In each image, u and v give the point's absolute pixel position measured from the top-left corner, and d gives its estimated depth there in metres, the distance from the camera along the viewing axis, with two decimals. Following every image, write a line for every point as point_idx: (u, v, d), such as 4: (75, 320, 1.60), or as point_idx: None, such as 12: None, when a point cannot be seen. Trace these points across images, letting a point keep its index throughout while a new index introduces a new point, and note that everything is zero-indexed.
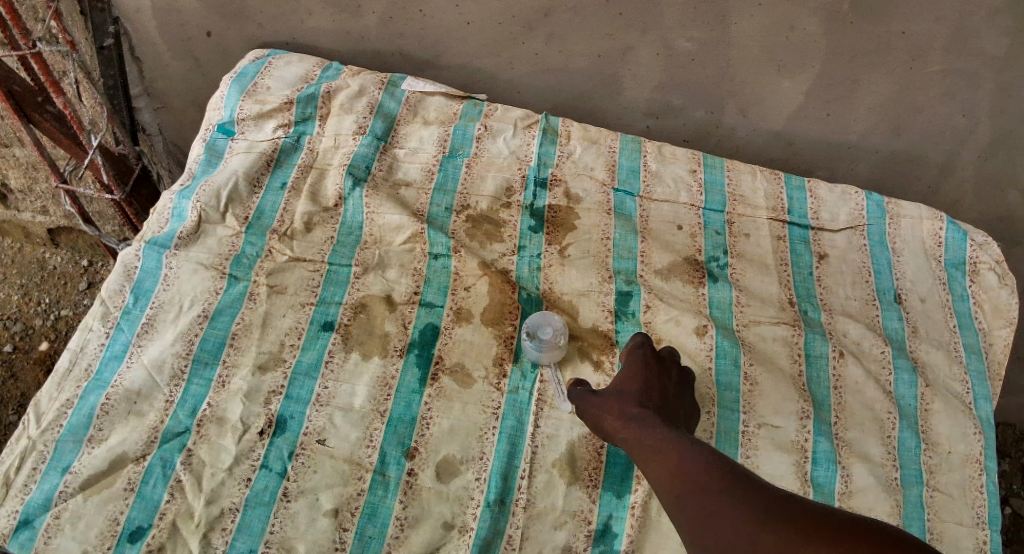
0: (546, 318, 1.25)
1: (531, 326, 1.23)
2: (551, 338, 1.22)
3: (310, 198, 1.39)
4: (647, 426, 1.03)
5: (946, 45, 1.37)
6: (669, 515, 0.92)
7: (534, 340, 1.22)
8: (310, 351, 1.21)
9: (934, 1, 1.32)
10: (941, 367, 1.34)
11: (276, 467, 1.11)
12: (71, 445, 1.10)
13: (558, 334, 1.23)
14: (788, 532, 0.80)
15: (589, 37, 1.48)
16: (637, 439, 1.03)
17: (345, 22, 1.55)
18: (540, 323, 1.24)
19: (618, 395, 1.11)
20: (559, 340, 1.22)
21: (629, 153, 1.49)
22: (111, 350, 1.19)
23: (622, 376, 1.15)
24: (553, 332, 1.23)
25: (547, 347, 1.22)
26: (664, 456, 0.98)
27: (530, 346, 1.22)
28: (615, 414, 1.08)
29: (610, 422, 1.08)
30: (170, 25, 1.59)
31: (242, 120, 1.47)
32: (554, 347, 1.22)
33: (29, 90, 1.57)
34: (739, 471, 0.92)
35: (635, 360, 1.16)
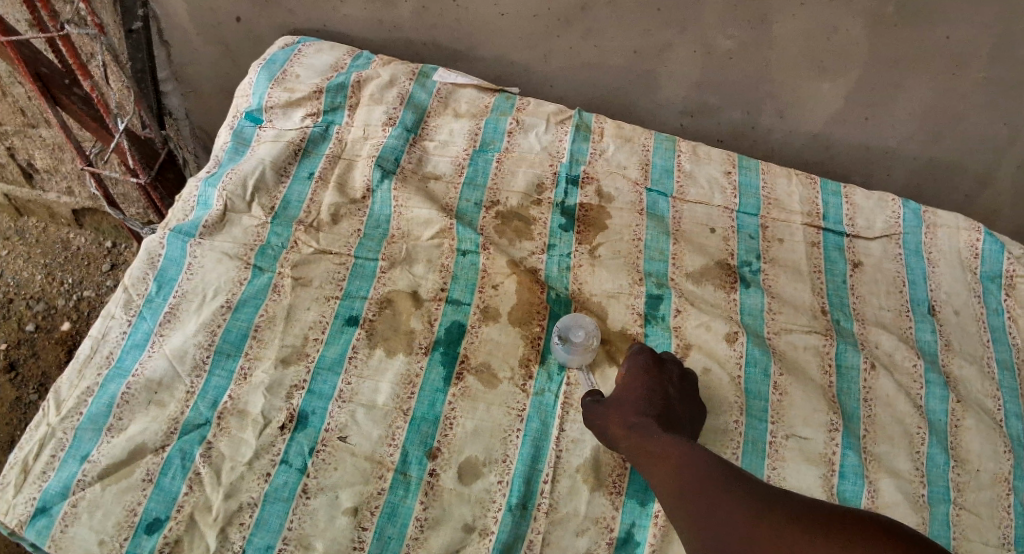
0: (578, 321, 1.23)
1: (563, 329, 1.22)
2: (583, 340, 1.21)
3: (337, 188, 1.37)
4: (649, 432, 1.04)
5: (991, 52, 1.32)
6: (670, 514, 0.94)
7: (565, 343, 1.20)
8: (334, 345, 1.20)
9: (983, 5, 1.26)
10: (974, 382, 1.29)
11: (296, 462, 1.10)
12: (90, 434, 1.09)
13: (590, 338, 1.21)
14: (786, 529, 0.84)
15: (627, 32, 1.44)
16: (640, 443, 1.03)
17: (377, 11, 1.53)
18: (571, 326, 1.22)
19: (619, 402, 1.10)
20: (590, 344, 1.21)
21: (663, 152, 1.46)
22: (133, 338, 1.18)
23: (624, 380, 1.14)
24: (586, 335, 1.21)
25: (578, 350, 1.20)
26: (668, 461, 0.99)
27: (560, 348, 1.20)
28: (619, 422, 1.08)
29: (614, 431, 1.07)
30: (201, 10, 1.58)
31: (270, 107, 1.45)
32: (586, 350, 1.20)
33: (57, 72, 1.56)
34: (738, 470, 0.96)
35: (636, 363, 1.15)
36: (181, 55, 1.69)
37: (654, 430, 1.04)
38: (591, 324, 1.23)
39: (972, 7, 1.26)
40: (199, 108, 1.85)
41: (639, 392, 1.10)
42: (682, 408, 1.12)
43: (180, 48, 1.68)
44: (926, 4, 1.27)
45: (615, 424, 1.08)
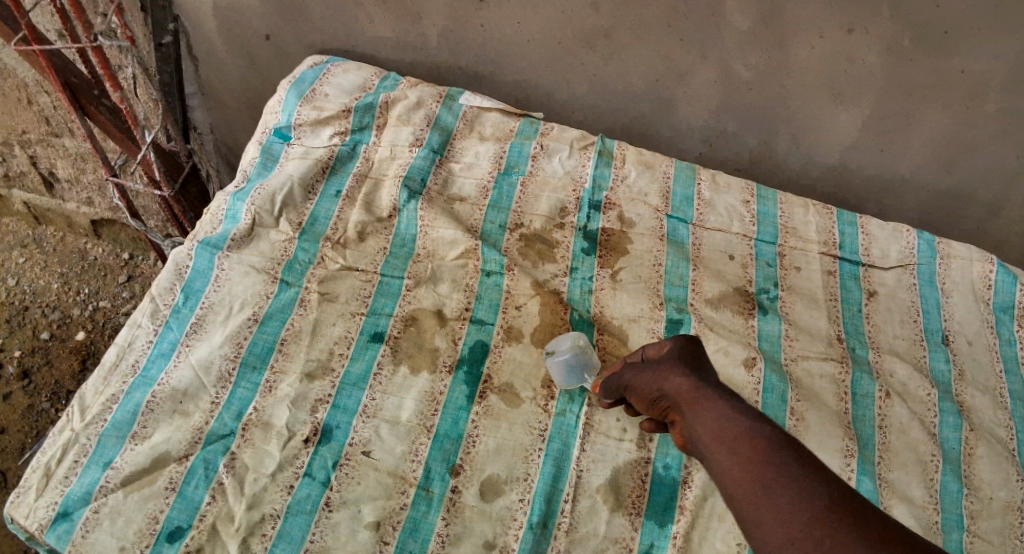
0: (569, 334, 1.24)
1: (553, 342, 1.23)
2: (567, 355, 1.20)
3: (364, 207, 1.40)
4: (712, 403, 0.88)
5: (1005, 82, 1.35)
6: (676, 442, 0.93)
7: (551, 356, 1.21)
8: (359, 361, 1.22)
9: (999, 39, 1.29)
10: (986, 413, 1.30)
11: (320, 476, 1.12)
12: (114, 441, 1.11)
13: (577, 352, 1.20)
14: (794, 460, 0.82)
15: (651, 58, 1.47)
16: (675, 383, 0.95)
17: (406, 33, 1.56)
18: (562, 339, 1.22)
19: (679, 373, 0.96)
20: (577, 358, 1.20)
21: (684, 180, 1.49)
22: (159, 348, 1.20)
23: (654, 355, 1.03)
24: (575, 350, 1.20)
25: (566, 366, 1.20)
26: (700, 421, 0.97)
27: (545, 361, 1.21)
28: (651, 362, 1.02)
29: (642, 381, 1.00)
30: (232, 25, 1.62)
31: (299, 125, 1.48)
32: (573, 365, 1.20)
33: (86, 82, 1.60)
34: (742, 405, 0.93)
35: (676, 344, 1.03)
36: (209, 69, 1.73)
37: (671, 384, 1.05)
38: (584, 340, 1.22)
39: (987, 39, 1.29)
40: (223, 123, 1.88)
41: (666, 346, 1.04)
42: None
43: (208, 63, 1.72)
44: (942, 35, 1.31)
45: (644, 367, 1.02)
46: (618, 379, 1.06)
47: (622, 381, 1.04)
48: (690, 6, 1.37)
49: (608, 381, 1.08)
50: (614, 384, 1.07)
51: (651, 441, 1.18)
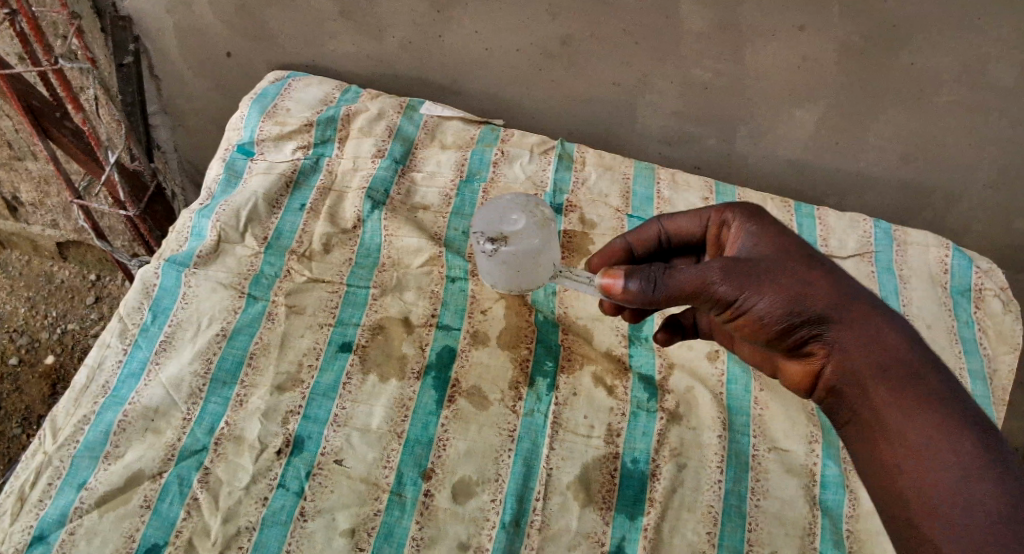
0: (510, 199, 1.03)
1: (482, 217, 1.00)
2: (524, 224, 0.98)
3: (329, 219, 1.41)
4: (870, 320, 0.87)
5: (956, 78, 1.40)
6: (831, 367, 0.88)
7: (498, 230, 0.98)
8: (328, 372, 1.23)
9: (946, 41, 1.35)
10: None
11: (293, 486, 1.13)
12: (87, 461, 1.11)
13: (541, 214, 1.02)
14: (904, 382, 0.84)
15: (609, 64, 1.50)
16: (808, 285, 0.87)
17: (367, 46, 1.58)
18: (495, 206, 1.02)
19: (798, 266, 0.89)
20: (544, 223, 1.01)
21: (643, 181, 1.52)
22: (128, 368, 1.20)
23: (682, 228, 1.07)
24: (535, 211, 1.02)
25: (535, 235, 0.98)
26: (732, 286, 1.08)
27: (486, 244, 0.97)
28: (756, 264, 0.88)
29: (753, 288, 0.87)
30: (193, 44, 1.62)
31: (262, 140, 1.49)
32: (545, 233, 1.00)
33: (48, 105, 1.56)
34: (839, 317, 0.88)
35: (743, 219, 0.96)
36: (171, 88, 1.73)
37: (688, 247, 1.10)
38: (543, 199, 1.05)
39: (933, 39, 1.35)
40: (187, 142, 1.88)
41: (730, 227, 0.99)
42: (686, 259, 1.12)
43: (170, 82, 1.72)
44: (892, 36, 1.35)
45: (748, 270, 0.88)
46: (675, 283, 0.87)
47: (686, 282, 0.87)
48: (646, 12, 1.39)
49: (649, 283, 0.88)
50: (667, 290, 0.87)
51: (619, 437, 1.21)
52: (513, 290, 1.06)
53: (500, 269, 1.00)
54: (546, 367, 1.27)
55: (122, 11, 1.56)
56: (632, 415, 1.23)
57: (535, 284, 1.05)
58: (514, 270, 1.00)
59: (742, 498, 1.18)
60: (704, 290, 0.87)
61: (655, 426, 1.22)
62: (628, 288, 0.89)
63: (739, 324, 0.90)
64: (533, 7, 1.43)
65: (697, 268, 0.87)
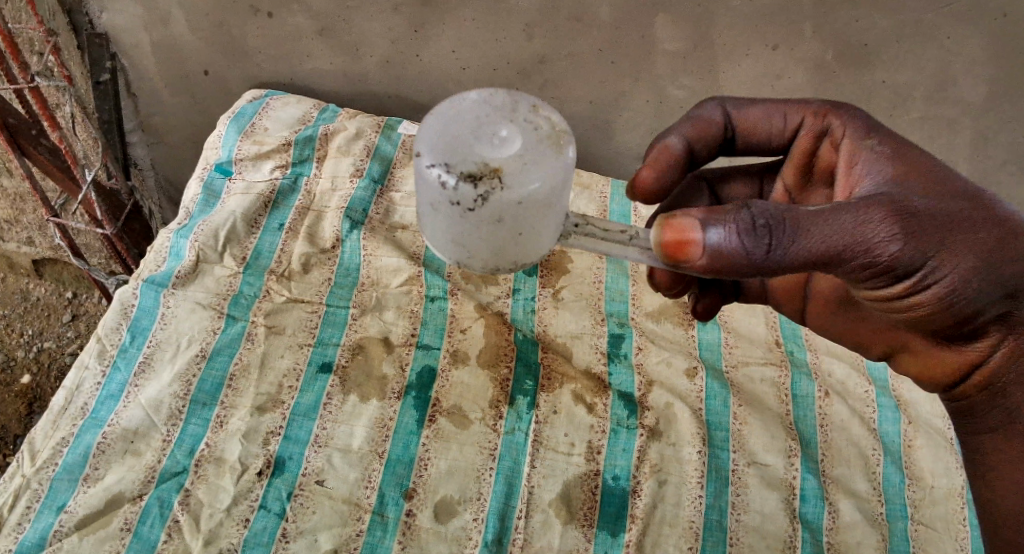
0: (485, 101, 0.68)
1: (438, 137, 0.66)
2: (524, 146, 0.66)
3: (308, 239, 1.42)
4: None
5: (926, 93, 1.39)
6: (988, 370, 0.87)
7: (479, 159, 0.65)
8: (308, 392, 1.23)
9: (917, 54, 1.33)
10: (923, 404, 1.37)
11: (274, 507, 1.12)
12: (66, 484, 1.10)
13: (545, 126, 0.68)
14: None
15: (585, 82, 1.51)
16: (983, 238, 0.76)
17: (345, 65, 1.58)
18: (461, 117, 0.67)
19: (971, 224, 0.77)
20: (553, 141, 0.68)
21: (619, 199, 1.58)
22: (107, 389, 1.19)
23: (751, 121, 0.99)
24: (534, 119, 0.68)
25: (542, 166, 0.66)
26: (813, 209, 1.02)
27: (461, 187, 0.65)
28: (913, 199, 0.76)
29: (914, 233, 0.74)
30: (169, 63, 1.61)
31: (239, 160, 1.49)
32: (559, 160, 0.67)
33: (24, 123, 1.53)
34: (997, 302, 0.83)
35: (859, 137, 0.92)
36: (148, 105, 1.72)
37: (756, 147, 1.01)
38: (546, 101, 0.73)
39: (904, 56, 1.34)
40: (165, 158, 1.87)
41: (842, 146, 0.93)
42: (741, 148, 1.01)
43: (148, 99, 1.71)
44: (865, 52, 1.34)
45: (908, 210, 0.74)
46: (806, 230, 0.71)
47: (825, 234, 0.71)
48: (620, 32, 1.40)
49: (773, 249, 0.70)
50: (795, 247, 0.70)
51: (599, 454, 1.22)
52: (497, 268, 0.73)
53: (483, 233, 0.68)
54: (526, 386, 1.27)
55: (98, 29, 1.55)
56: (612, 432, 1.24)
57: (533, 256, 0.74)
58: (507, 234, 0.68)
59: (723, 513, 1.19)
60: (854, 241, 0.72)
61: (635, 443, 1.23)
62: (721, 245, 0.71)
63: (913, 299, 0.78)
64: (509, 26, 1.43)
65: (831, 207, 0.73)
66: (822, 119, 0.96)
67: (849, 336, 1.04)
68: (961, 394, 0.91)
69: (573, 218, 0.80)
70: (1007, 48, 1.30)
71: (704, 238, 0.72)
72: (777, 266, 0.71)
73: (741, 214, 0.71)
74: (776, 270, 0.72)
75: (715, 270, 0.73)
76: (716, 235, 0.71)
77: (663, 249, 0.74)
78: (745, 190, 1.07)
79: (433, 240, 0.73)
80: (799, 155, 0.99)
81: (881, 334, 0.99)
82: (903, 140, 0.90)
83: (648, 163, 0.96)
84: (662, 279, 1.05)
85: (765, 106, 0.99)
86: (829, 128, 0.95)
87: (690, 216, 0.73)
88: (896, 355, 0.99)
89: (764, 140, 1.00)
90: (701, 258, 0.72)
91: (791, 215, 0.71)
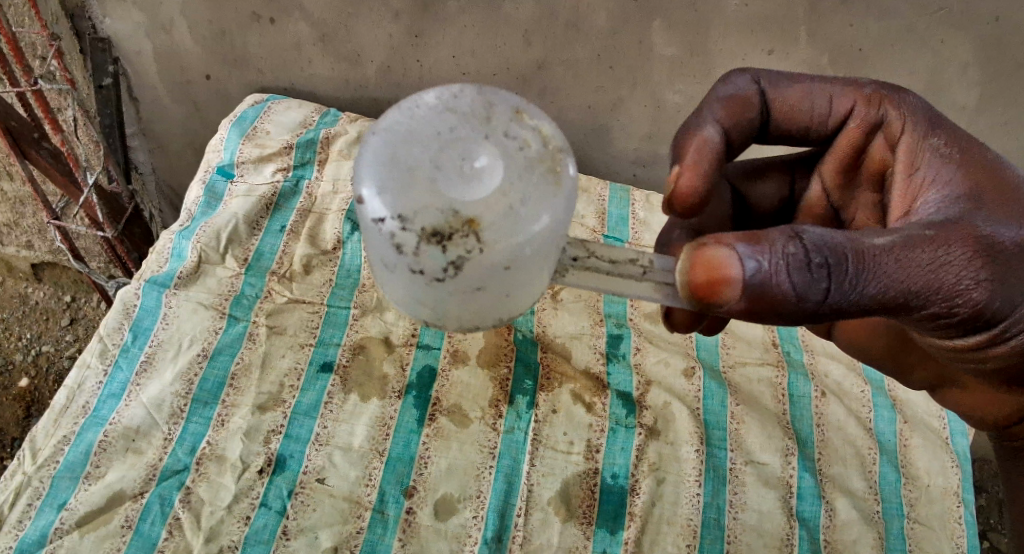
0: (446, 120, 0.64)
1: (393, 178, 0.63)
2: (501, 181, 0.62)
3: (309, 241, 1.44)
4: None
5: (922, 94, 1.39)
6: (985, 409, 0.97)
7: (446, 206, 0.62)
8: (309, 392, 1.24)
9: (909, 56, 1.34)
10: (919, 405, 1.38)
11: (276, 505, 1.13)
12: (68, 482, 1.10)
13: (527, 145, 0.65)
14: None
15: (581, 88, 1.52)
16: None
17: (345, 70, 1.59)
18: (420, 145, 0.63)
19: None
20: (540, 167, 0.64)
21: (618, 203, 1.63)
22: (109, 388, 1.20)
23: (791, 104, 0.97)
24: (511, 137, 0.65)
25: (527, 209, 0.63)
26: (852, 205, 1.03)
27: (428, 244, 0.63)
28: (980, 229, 0.74)
29: (979, 272, 0.72)
30: (171, 67, 1.62)
31: (241, 162, 1.51)
32: (549, 192, 0.64)
33: (26, 125, 1.52)
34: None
35: (919, 135, 0.89)
36: (149, 109, 1.73)
37: (794, 132, 0.99)
38: (523, 101, 0.69)
39: (897, 58, 1.35)
40: (165, 163, 1.88)
41: (899, 144, 0.91)
42: (782, 131, 1.00)
43: (149, 103, 1.72)
44: (859, 55, 1.36)
45: (973, 245, 0.73)
46: (857, 268, 0.69)
47: (892, 277, 0.70)
48: (618, 39, 1.42)
49: (826, 290, 0.68)
50: (844, 286, 0.69)
51: (598, 453, 1.23)
52: (480, 324, 0.72)
53: (461, 295, 0.66)
54: (526, 385, 1.29)
55: (101, 33, 1.56)
56: (611, 431, 1.25)
57: (521, 306, 0.72)
58: (489, 292, 0.66)
59: (721, 511, 1.20)
60: (908, 280, 0.71)
61: (634, 442, 1.24)
62: (769, 284, 0.68)
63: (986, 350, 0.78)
64: (508, 32, 1.44)
65: (889, 242, 0.71)
66: (877, 104, 0.94)
67: (890, 364, 1.09)
68: (1011, 433, 0.96)
69: (572, 251, 0.76)
70: (998, 55, 1.31)
71: (742, 271, 0.68)
72: (824, 306, 0.69)
73: (789, 247, 0.68)
74: (823, 310, 0.70)
75: (753, 309, 0.70)
76: (756, 269, 0.68)
77: (694, 283, 0.71)
78: (774, 189, 1.08)
79: (400, 299, 0.72)
80: (844, 145, 0.98)
81: (929, 362, 1.02)
82: (970, 141, 0.87)
83: (687, 167, 0.92)
84: (680, 320, 0.98)
85: (806, 87, 0.97)
86: (883, 116, 0.94)
87: (726, 246, 0.69)
88: (940, 385, 1.04)
89: (804, 126, 0.99)
90: (738, 296, 0.69)
91: (842, 250, 0.69)
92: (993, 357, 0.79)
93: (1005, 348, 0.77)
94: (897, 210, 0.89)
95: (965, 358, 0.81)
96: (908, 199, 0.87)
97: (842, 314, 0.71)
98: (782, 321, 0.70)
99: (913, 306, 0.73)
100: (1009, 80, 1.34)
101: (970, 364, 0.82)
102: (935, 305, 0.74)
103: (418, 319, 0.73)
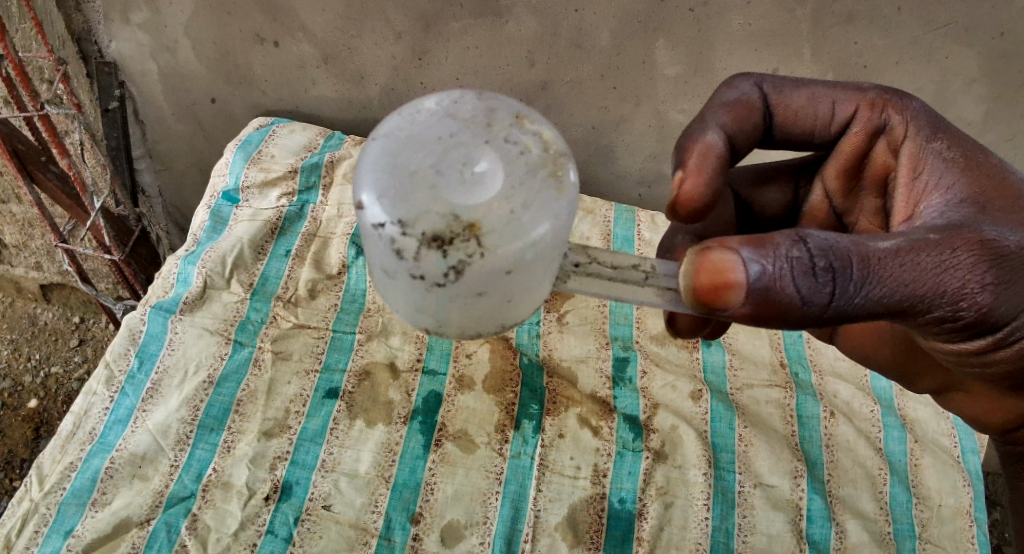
0: (447, 125, 0.64)
1: (393, 185, 0.63)
2: (502, 185, 0.62)
3: (314, 265, 1.44)
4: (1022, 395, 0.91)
5: None
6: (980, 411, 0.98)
7: (447, 211, 0.61)
8: (315, 418, 1.23)
9: (914, 71, 1.34)
10: (929, 423, 1.37)
11: (282, 532, 1.12)
12: (74, 509, 1.10)
13: (529, 149, 0.65)
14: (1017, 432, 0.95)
15: (585, 108, 1.53)
16: None
17: (349, 92, 1.60)
18: (421, 151, 0.63)
19: None
20: (542, 171, 0.64)
21: (623, 222, 1.63)
22: (115, 414, 1.20)
23: (794, 108, 0.97)
24: (512, 142, 0.64)
25: (529, 212, 0.63)
26: (856, 211, 1.02)
27: (429, 249, 0.62)
28: (987, 233, 0.74)
29: (987, 276, 0.72)
30: (177, 91, 1.64)
31: (247, 187, 1.52)
32: (551, 196, 0.64)
33: (33, 149, 1.54)
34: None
35: (923, 140, 0.90)
36: (156, 132, 1.75)
37: (797, 138, 0.99)
38: (524, 108, 0.69)
39: (901, 73, 1.34)
40: (172, 184, 1.89)
41: (902, 149, 0.91)
42: (786, 137, 0.99)
43: (155, 126, 1.73)
44: (861, 72, 1.36)
45: (980, 249, 0.73)
46: (862, 272, 0.68)
47: (897, 281, 0.70)
48: (620, 58, 1.42)
49: (830, 293, 0.68)
50: (848, 291, 0.68)
51: (605, 477, 1.22)
52: (482, 332, 0.71)
53: (462, 300, 0.66)
54: (532, 410, 1.28)
55: (108, 57, 1.58)
56: (618, 455, 1.24)
57: (523, 313, 0.71)
58: (491, 297, 0.66)
59: (730, 535, 1.19)
60: (914, 284, 0.71)
61: (641, 466, 1.23)
62: (772, 287, 0.67)
63: (994, 356, 0.77)
64: (510, 53, 1.45)
65: (895, 245, 0.71)
66: (879, 109, 0.94)
67: (893, 370, 1.09)
68: (1013, 438, 0.96)
69: (574, 256, 0.75)
70: (1003, 70, 1.30)
71: (746, 276, 0.67)
72: (830, 310, 0.69)
73: (794, 251, 0.68)
74: (829, 315, 0.69)
75: (756, 314, 0.69)
76: (760, 273, 0.67)
77: (697, 288, 0.70)
78: (778, 195, 1.08)
79: (399, 307, 0.71)
80: (847, 149, 0.98)
81: (936, 369, 1.02)
82: (974, 146, 0.87)
83: (691, 171, 0.91)
84: (685, 325, 0.98)
85: (811, 91, 0.96)
86: (886, 120, 0.93)
87: (729, 249, 0.69)
88: (950, 393, 1.03)
89: (807, 131, 0.98)
90: (742, 300, 0.68)
91: (849, 254, 0.68)
92: (999, 363, 0.78)
93: (1011, 352, 0.76)
94: (901, 214, 0.88)
95: (972, 364, 0.80)
96: (912, 203, 0.87)
97: (848, 319, 0.71)
98: (787, 326, 0.70)
99: (919, 310, 0.73)
100: (1016, 94, 1.33)
101: (976, 370, 0.81)
102: (940, 309, 0.73)
103: (419, 328, 0.73)
